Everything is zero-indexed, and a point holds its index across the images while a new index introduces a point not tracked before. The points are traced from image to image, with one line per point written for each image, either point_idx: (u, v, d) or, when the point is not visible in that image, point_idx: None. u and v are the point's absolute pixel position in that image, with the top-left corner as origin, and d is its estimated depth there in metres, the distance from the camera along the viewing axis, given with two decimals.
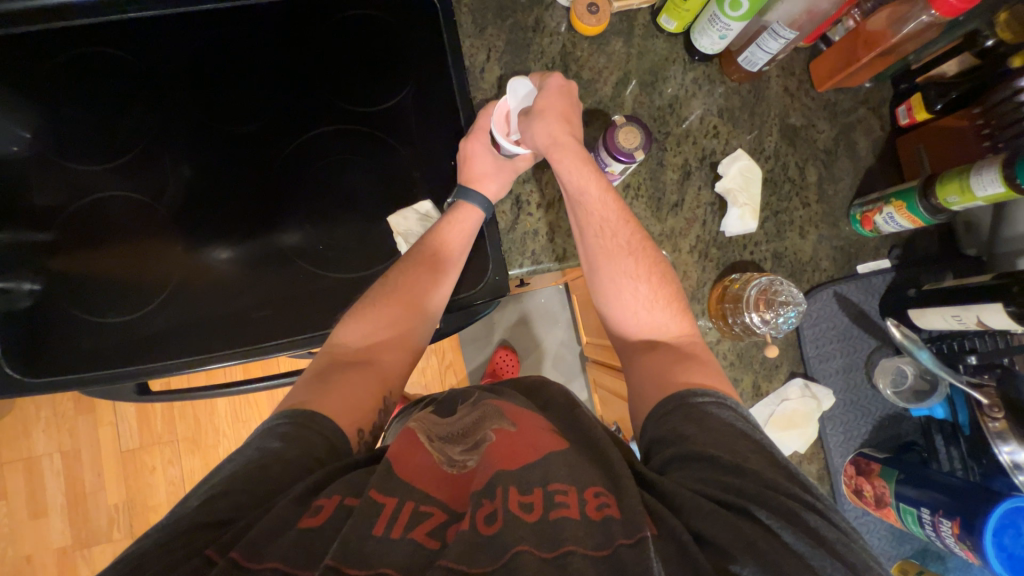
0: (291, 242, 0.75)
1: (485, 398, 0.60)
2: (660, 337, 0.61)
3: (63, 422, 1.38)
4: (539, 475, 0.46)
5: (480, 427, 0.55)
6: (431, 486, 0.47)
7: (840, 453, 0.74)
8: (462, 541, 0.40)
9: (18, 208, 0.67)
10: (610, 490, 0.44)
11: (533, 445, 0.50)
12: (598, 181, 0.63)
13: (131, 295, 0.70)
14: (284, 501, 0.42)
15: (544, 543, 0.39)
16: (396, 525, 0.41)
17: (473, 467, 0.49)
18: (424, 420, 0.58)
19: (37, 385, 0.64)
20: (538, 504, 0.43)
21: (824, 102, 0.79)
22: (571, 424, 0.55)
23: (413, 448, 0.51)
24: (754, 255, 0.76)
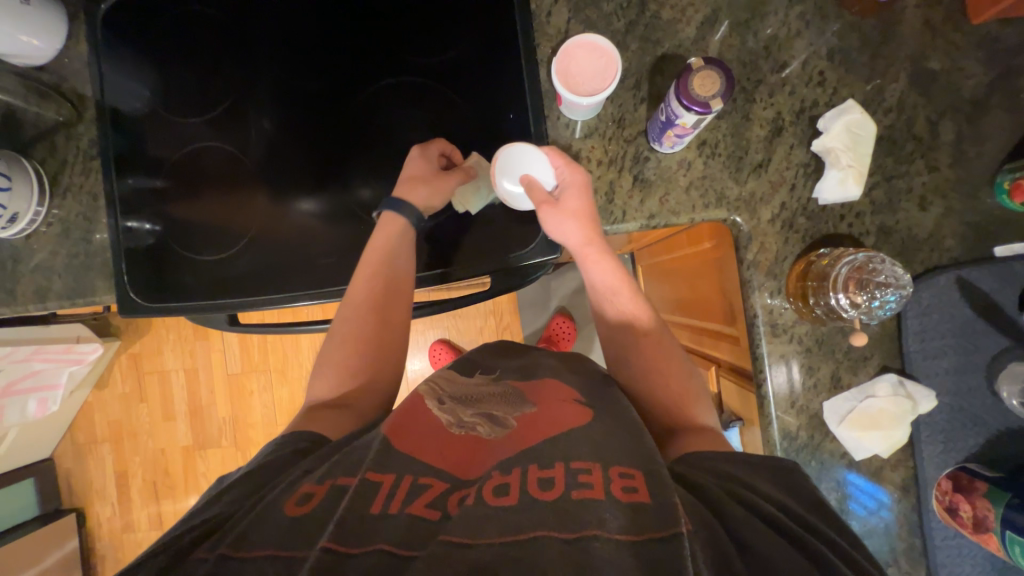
0: (363, 196, 0.80)
1: (508, 377, 0.62)
2: (677, 396, 0.59)
3: (185, 344, 1.64)
4: (561, 450, 0.46)
5: (500, 404, 0.56)
6: (436, 458, 0.49)
7: (936, 464, 0.63)
8: (467, 513, 0.40)
9: (137, 157, 0.74)
10: (639, 472, 0.42)
11: (555, 424, 0.50)
12: (628, 277, 0.64)
13: (221, 238, 0.79)
14: (280, 491, 0.45)
15: (564, 526, 0.38)
16: (394, 501, 0.43)
17: (483, 435, 0.52)
18: (435, 382, 0.62)
19: (153, 310, 0.74)
20: (557, 482, 0.42)
21: (979, 39, 0.62)
22: (619, 411, 0.52)
23: (417, 419, 0.53)
24: (854, 227, 0.65)
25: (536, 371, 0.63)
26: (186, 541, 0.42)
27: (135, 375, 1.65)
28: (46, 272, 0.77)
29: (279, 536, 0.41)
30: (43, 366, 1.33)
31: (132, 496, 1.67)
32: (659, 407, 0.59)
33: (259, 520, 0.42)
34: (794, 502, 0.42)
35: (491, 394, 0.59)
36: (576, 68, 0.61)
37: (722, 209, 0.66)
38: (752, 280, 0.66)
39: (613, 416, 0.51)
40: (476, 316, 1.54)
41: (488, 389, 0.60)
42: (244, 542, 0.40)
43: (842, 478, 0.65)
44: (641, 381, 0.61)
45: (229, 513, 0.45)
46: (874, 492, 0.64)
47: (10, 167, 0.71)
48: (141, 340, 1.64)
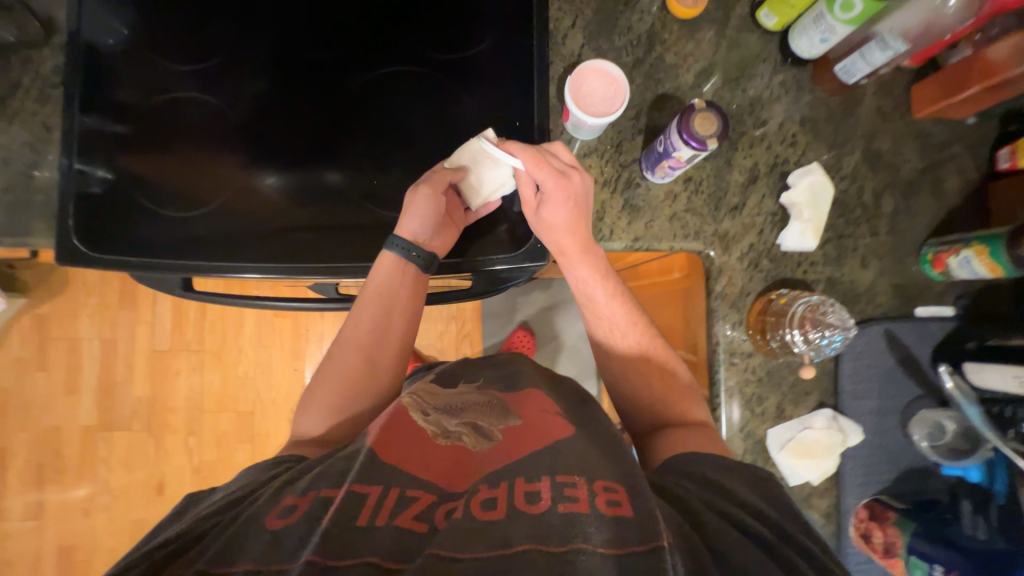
0: (329, 182, 0.76)
1: (491, 386, 0.63)
2: (651, 415, 0.65)
3: (107, 311, 1.48)
4: (547, 462, 0.46)
5: (485, 415, 0.56)
6: (421, 468, 0.48)
7: (856, 494, 0.70)
8: (454, 527, 0.40)
9: (102, 96, 0.69)
10: (621, 487, 0.44)
11: (542, 435, 0.51)
12: (604, 287, 0.69)
13: (181, 194, 0.73)
14: (260, 504, 0.45)
15: (550, 538, 0.39)
16: (381, 512, 0.43)
17: (467, 444, 0.52)
18: (418, 396, 0.60)
19: (107, 261, 0.68)
20: (544, 495, 0.43)
21: (918, 131, 0.74)
22: (595, 425, 0.55)
23: (398, 432, 0.52)
24: (807, 274, 0.72)
25: (518, 380, 0.63)
26: (160, 556, 0.42)
27: (37, 340, 1.45)
28: None
29: (258, 553, 0.40)
30: None
31: (9, 480, 1.44)
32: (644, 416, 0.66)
33: (238, 535, 0.42)
34: (748, 511, 0.46)
35: (475, 404, 0.59)
36: (586, 89, 0.65)
37: (699, 241, 0.72)
38: (717, 310, 0.71)
39: (592, 432, 0.53)
40: (438, 319, 1.53)
41: (473, 397, 0.60)
42: (223, 560, 0.40)
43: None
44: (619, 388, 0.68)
45: (202, 531, 0.45)
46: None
47: None
48: (52, 301, 1.45)
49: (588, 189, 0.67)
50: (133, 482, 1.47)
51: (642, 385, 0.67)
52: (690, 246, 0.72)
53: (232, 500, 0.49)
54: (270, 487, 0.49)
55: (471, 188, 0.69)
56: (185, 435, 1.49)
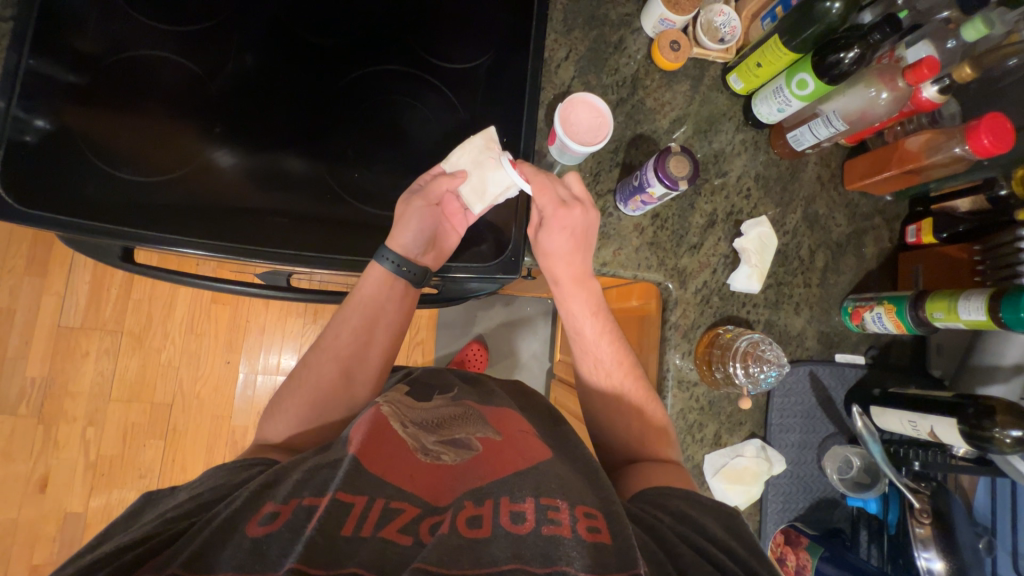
0: (293, 169, 0.72)
1: (466, 399, 0.65)
2: (614, 439, 0.70)
3: (7, 277, 1.30)
4: (532, 484, 0.47)
5: (462, 427, 0.57)
6: (403, 481, 0.49)
7: (775, 520, 0.76)
8: (441, 543, 0.40)
9: (57, 43, 0.63)
10: (600, 513, 0.46)
11: (521, 455, 0.52)
12: (594, 323, 0.74)
13: (137, 159, 0.67)
14: (237, 507, 0.44)
15: (534, 559, 0.40)
16: (367, 524, 0.43)
17: (448, 462, 0.52)
18: (395, 405, 0.61)
19: (43, 218, 0.61)
20: (528, 517, 0.44)
21: (848, 200, 0.85)
22: (569, 448, 0.57)
23: (379, 445, 0.51)
24: (750, 314, 0.80)
25: (494, 400, 0.66)
26: (126, 559, 0.40)
27: None
28: None
29: (241, 557, 0.39)
30: None
31: None
32: (606, 442, 0.72)
33: (212, 540, 0.41)
34: (702, 537, 0.50)
35: (451, 417, 0.60)
36: (574, 118, 0.69)
37: (660, 273, 0.77)
38: (670, 339, 0.76)
39: (569, 456, 0.56)
40: None
41: (447, 410, 0.62)
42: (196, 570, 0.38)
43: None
44: (593, 409, 0.73)
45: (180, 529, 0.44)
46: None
47: None
48: None
49: (591, 223, 0.70)
50: (12, 476, 1.28)
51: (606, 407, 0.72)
52: (652, 275, 0.77)
53: (201, 504, 0.47)
54: (245, 489, 0.47)
55: (475, 191, 0.68)
56: (84, 425, 1.32)
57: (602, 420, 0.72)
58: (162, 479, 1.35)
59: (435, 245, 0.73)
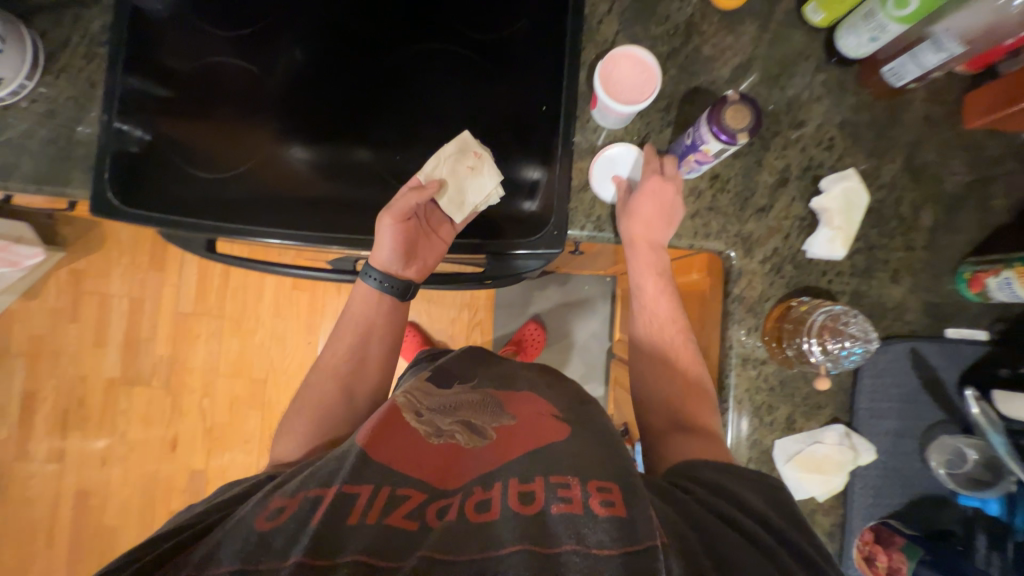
0: (364, 159, 0.76)
1: (487, 387, 0.66)
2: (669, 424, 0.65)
3: (137, 271, 1.54)
4: (543, 465, 0.49)
5: (476, 411, 0.60)
6: (410, 467, 0.50)
7: (862, 516, 0.67)
8: (448, 530, 0.43)
9: (147, 60, 0.71)
10: (616, 486, 0.45)
11: (533, 437, 0.54)
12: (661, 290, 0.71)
13: (218, 159, 0.74)
14: (249, 505, 0.46)
15: (543, 539, 0.41)
16: (373, 510, 0.45)
17: (462, 442, 0.55)
18: (410, 395, 0.62)
19: (149, 216, 0.71)
20: (537, 497, 0.45)
21: (968, 142, 0.70)
22: (604, 438, 0.54)
23: (393, 432, 0.54)
24: (832, 284, 0.70)
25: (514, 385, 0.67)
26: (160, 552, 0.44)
27: (73, 294, 1.53)
28: (15, 148, 0.70)
29: (246, 552, 0.41)
30: None
31: (36, 423, 1.52)
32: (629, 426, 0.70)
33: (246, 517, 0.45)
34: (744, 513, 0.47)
35: (467, 403, 0.62)
36: (615, 77, 0.64)
37: (721, 241, 0.70)
38: (733, 313, 0.69)
39: (590, 434, 0.55)
40: (451, 306, 1.53)
41: (465, 397, 0.64)
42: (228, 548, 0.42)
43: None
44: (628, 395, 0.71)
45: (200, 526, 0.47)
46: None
47: (8, 31, 0.65)
48: (88, 257, 1.52)
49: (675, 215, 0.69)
50: (149, 437, 1.54)
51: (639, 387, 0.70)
52: (713, 244, 0.70)
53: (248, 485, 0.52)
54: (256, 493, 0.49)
55: (453, 202, 0.73)
56: (200, 396, 1.54)
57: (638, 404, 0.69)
58: (261, 445, 1.54)
59: (414, 259, 0.78)
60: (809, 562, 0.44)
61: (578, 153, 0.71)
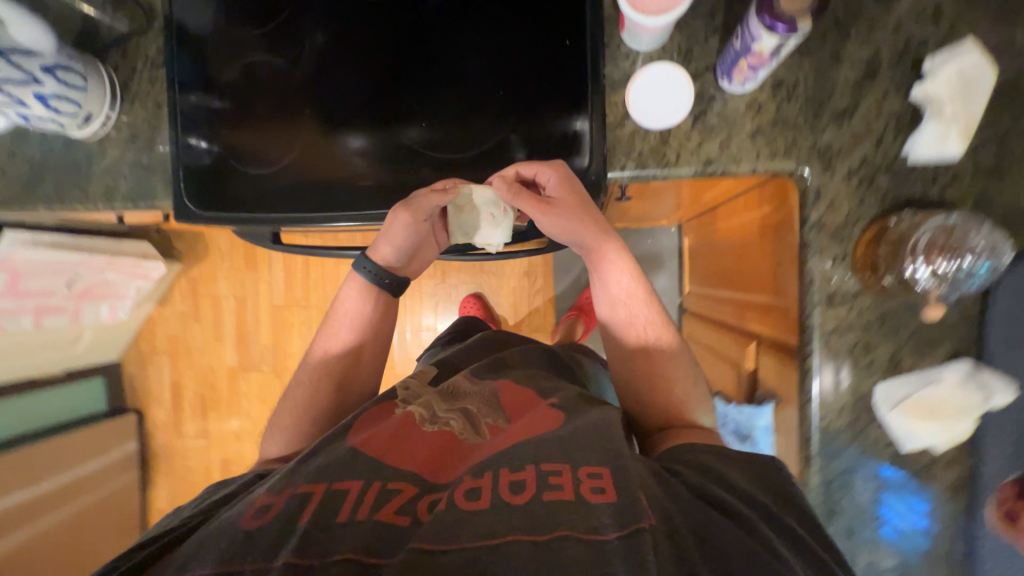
0: (413, 138, 0.76)
1: (485, 377, 0.70)
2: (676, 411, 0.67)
3: (237, 273, 1.75)
4: (533, 454, 0.51)
5: (473, 400, 0.64)
6: (401, 460, 0.53)
7: (1000, 467, 0.55)
8: (439, 518, 0.43)
9: (201, 78, 0.77)
10: (606, 474, 0.47)
11: (524, 430, 0.56)
12: (625, 292, 0.70)
13: (275, 154, 0.80)
14: (238, 510, 0.49)
15: (534, 528, 0.41)
16: (362, 509, 0.46)
17: (455, 430, 0.59)
18: (411, 388, 0.70)
19: (223, 217, 0.78)
20: (528, 486, 0.46)
21: None
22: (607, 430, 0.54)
23: (384, 422, 0.60)
24: (947, 192, 0.56)
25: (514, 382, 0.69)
26: (142, 556, 0.46)
27: (193, 298, 1.79)
28: (112, 173, 0.81)
29: (232, 550, 0.43)
30: (115, 277, 1.55)
31: (184, 407, 1.83)
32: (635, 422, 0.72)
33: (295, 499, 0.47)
34: (735, 503, 0.47)
35: (465, 390, 0.67)
36: None
37: (791, 158, 0.59)
38: (810, 243, 0.59)
39: (585, 420, 0.57)
40: (510, 275, 1.55)
41: (463, 381, 0.69)
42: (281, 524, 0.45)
43: (760, 416, 0.75)
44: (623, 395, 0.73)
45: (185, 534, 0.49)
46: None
47: (87, 69, 0.74)
48: (199, 266, 1.77)
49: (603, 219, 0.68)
50: (267, 415, 1.78)
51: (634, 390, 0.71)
52: (781, 165, 0.59)
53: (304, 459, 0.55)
54: (242, 501, 0.51)
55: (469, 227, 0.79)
56: None
57: (640, 391, 0.69)
58: None
59: (412, 259, 0.81)
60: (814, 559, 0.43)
61: (610, 86, 0.64)
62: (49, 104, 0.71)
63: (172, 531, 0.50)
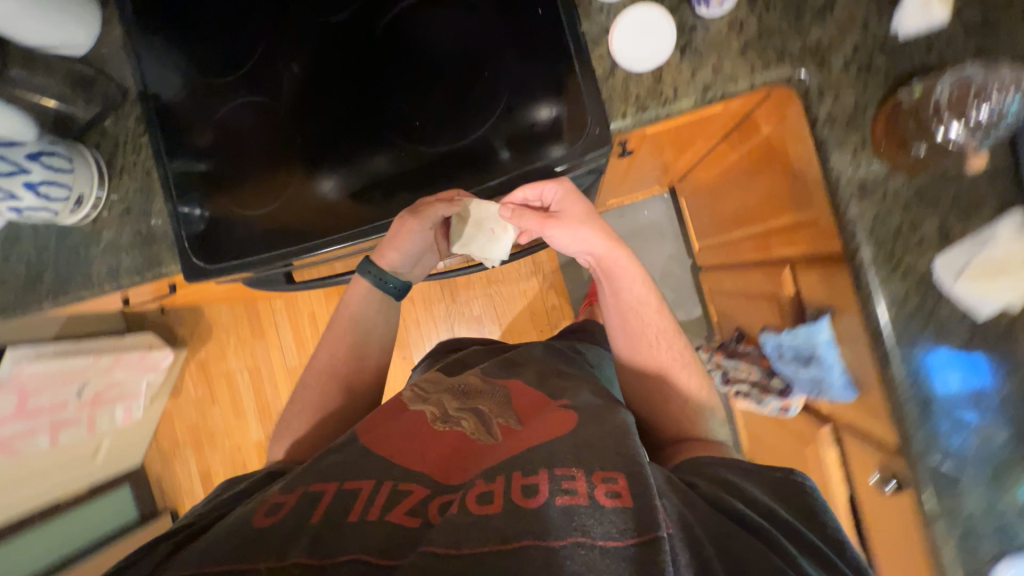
0: (384, 165, 0.71)
1: (492, 378, 0.75)
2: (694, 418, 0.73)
3: (245, 345, 1.72)
4: (545, 454, 0.53)
5: (483, 402, 0.68)
6: (413, 460, 0.57)
7: None
8: (451, 521, 0.45)
9: (182, 143, 0.77)
10: (621, 475, 0.49)
11: (537, 430, 0.59)
12: (633, 299, 0.75)
13: (263, 194, 0.75)
14: (244, 512, 0.53)
15: (548, 532, 0.43)
16: (374, 509, 0.50)
17: (465, 428, 0.63)
18: (418, 389, 0.74)
19: (227, 268, 0.76)
20: (541, 489, 0.48)
21: None
22: (620, 432, 0.56)
23: (397, 422, 0.64)
24: (944, 58, 0.57)
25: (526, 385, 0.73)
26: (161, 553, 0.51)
27: (206, 381, 1.75)
28: (113, 251, 0.80)
29: (243, 547, 0.47)
30: (122, 376, 1.52)
31: None
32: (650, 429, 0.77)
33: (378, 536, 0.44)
34: (745, 513, 0.50)
35: (476, 392, 0.71)
36: None
37: (786, 65, 0.59)
38: (827, 139, 0.59)
39: (598, 429, 0.58)
40: (519, 279, 1.62)
41: (472, 382, 0.74)
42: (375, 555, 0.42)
43: (820, 330, 0.72)
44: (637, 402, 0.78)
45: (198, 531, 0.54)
46: (846, 392, 0.70)
47: (71, 152, 0.75)
48: (206, 347, 1.73)
49: (608, 236, 0.71)
50: None
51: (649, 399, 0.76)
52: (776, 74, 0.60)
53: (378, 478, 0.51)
54: (251, 501, 0.55)
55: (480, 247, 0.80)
56: None
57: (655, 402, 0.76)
58: None
59: (416, 264, 0.84)
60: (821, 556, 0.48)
61: (591, 42, 0.65)
62: (40, 191, 0.69)
63: (181, 532, 0.54)
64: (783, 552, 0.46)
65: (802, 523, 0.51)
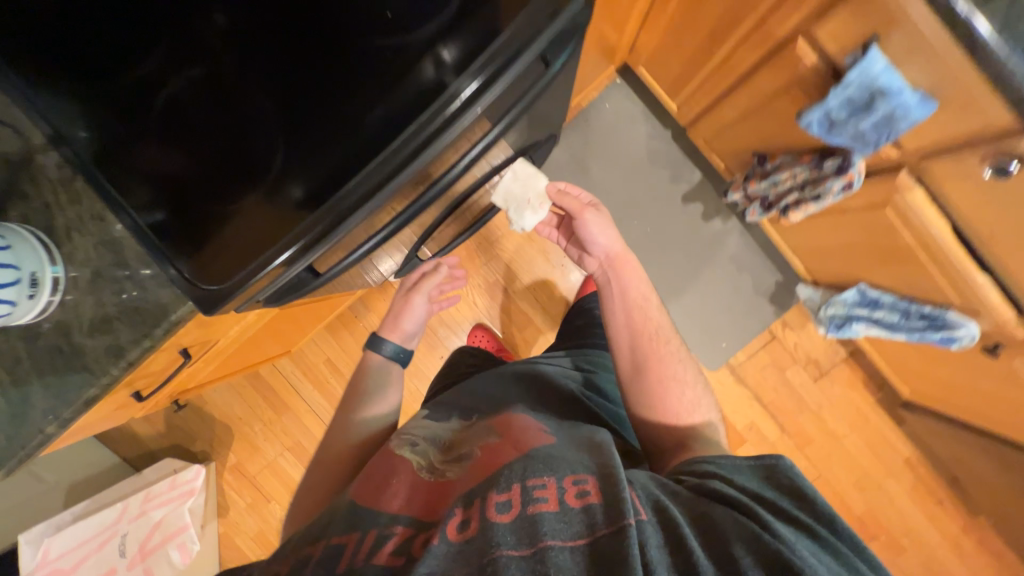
0: (301, 194, 0.57)
1: (480, 420, 0.77)
2: (687, 400, 0.82)
3: (273, 426, 1.54)
4: (522, 469, 0.56)
5: (474, 442, 0.69)
6: (403, 506, 0.59)
7: None
8: (439, 550, 0.47)
9: (130, 172, 0.61)
10: (591, 480, 0.54)
11: (501, 453, 0.62)
12: (643, 299, 0.92)
13: (236, 191, 0.59)
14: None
15: (525, 540, 0.46)
16: (360, 557, 0.51)
17: (448, 475, 0.63)
18: (404, 438, 0.76)
19: (224, 298, 0.61)
20: (513, 503, 0.51)
21: None
22: (600, 451, 0.62)
23: (384, 480, 0.65)
24: None
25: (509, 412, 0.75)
26: None
27: (249, 483, 1.54)
28: (104, 325, 0.66)
29: None
30: (161, 514, 1.34)
31: None
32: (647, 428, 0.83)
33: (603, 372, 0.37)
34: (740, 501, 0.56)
35: (464, 438, 0.72)
36: None
37: None
38: None
39: (571, 446, 0.63)
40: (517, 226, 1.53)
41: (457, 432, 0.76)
42: None
43: (874, 61, 0.67)
44: (642, 397, 0.84)
45: None
46: (923, 106, 0.68)
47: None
48: (233, 450, 1.55)
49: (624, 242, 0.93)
50: None
51: (658, 393, 0.83)
52: None
53: None
54: None
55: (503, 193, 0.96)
56: None
57: (651, 394, 0.83)
58: None
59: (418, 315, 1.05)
60: (800, 525, 0.54)
61: None
62: None
63: None
64: (750, 522, 0.52)
65: (790, 502, 0.57)
